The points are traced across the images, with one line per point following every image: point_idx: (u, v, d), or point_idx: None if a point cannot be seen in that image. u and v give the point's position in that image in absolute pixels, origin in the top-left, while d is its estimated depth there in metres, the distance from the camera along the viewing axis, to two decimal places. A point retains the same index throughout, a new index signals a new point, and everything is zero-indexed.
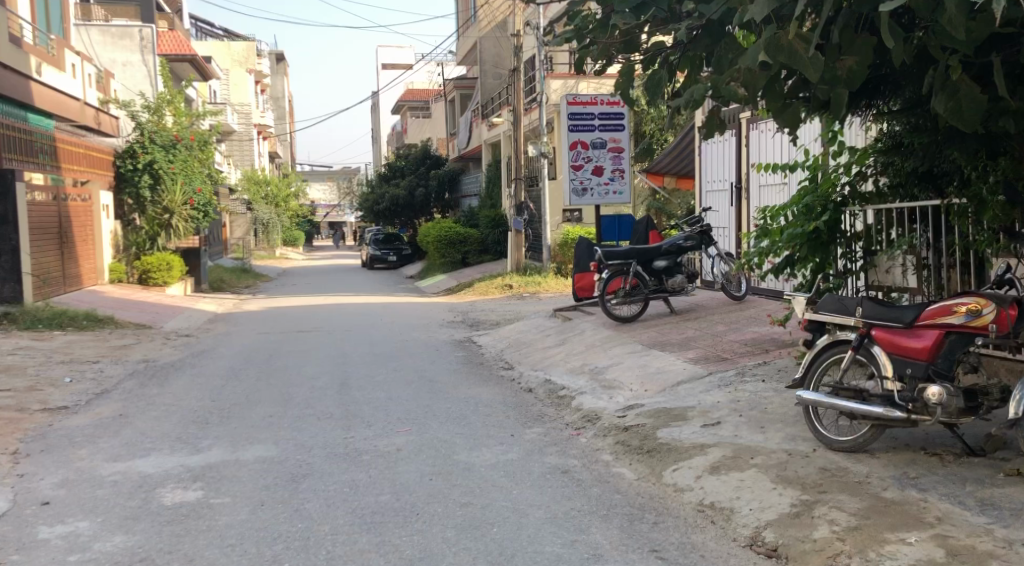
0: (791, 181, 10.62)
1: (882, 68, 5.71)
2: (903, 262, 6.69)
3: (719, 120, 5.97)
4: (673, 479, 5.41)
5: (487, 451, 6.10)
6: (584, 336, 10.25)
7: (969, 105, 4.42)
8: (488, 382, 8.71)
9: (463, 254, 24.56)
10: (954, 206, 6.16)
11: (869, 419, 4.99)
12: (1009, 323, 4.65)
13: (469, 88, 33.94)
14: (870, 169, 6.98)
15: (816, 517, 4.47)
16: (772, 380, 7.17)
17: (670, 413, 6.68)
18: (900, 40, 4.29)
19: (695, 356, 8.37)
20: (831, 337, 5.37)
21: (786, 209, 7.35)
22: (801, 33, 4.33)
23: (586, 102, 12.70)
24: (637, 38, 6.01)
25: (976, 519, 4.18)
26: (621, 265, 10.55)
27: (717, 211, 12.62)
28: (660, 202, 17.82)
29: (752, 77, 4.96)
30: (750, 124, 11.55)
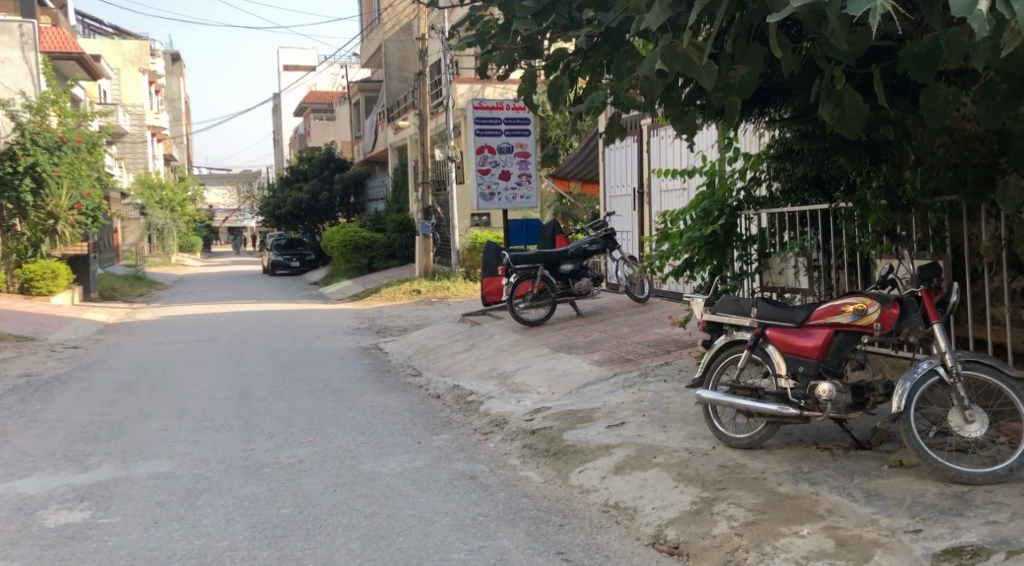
0: (690, 186, 10.94)
1: (773, 77, 5.95)
2: (796, 264, 6.89)
3: (620, 127, 6.07)
4: (579, 480, 5.48)
5: (393, 460, 6.03)
6: (492, 341, 10.27)
7: (852, 114, 4.65)
8: (395, 389, 8.62)
9: (370, 259, 24.25)
10: (842, 210, 6.36)
11: (764, 416, 5.17)
12: (891, 321, 4.86)
13: (375, 91, 33.62)
14: (764, 174, 7.35)
15: (716, 513, 4.59)
16: (674, 380, 7.35)
17: (576, 415, 6.75)
18: (789, 50, 4.45)
19: (600, 358, 8.49)
20: (728, 337, 5.51)
21: (686, 214, 7.66)
22: (694, 42, 4.44)
23: (493, 107, 12.62)
24: (538, 45, 6.07)
25: (863, 510, 4.37)
26: (529, 269, 10.62)
27: (622, 216, 12.83)
28: (567, 207, 18.05)
29: (650, 85, 5.10)
30: (650, 130, 11.83)
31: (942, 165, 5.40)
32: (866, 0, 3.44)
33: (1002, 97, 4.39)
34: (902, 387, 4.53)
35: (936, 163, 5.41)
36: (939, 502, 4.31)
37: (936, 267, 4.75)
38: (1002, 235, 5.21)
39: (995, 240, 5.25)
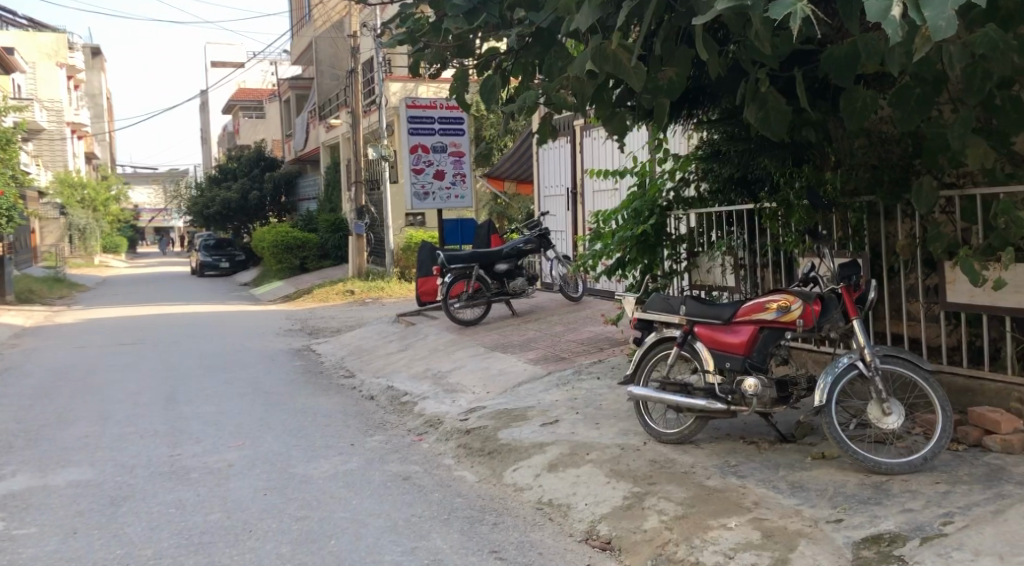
0: (622, 186, 11.08)
1: (700, 79, 6.07)
2: (723, 263, 7.09)
3: (552, 127, 6.11)
4: (513, 479, 5.50)
5: (325, 462, 5.96)
6: (427, 341, 10.22)
7: (775, 117, 4.81)
8: (327, 391, 8.52)
9: (302, 260, 23.87)
10: (766, 210, 6.40)
11: (692, 411, 5.28)
12: (813, 317, 4.98)
13: (306, 88, 33.14)
14: (692, 175, 7.42)
15: (647, 508, 4.66)
16: (607, 377, 7.43)
17: (510, 414, 6.77)
18: (715, 53, 4.55)
19: (535, 357, 8.52)
20: (658, 334, 5.60)
21: (617, 214, 7.72)
22: (624, 43, 4.50)
23: (426, 106, 12.52)
24: (470, 44, 6.07)
25: (787, 501, 4.49)
26: (463, 269, 10.59)
27: (556, 215, 12.91)
28: (501, 207, 18.08)
29: (581, 85, 5.15)
30: (583, 131, 11.94)
31: (861, 166, 5.58)
32: (787, 5, 3.54)
33: (916, 100, 4.57)
34: (823, 382, 4.67)
35: (856, 164, 5.59)
36: (859, 492, 4.46)
37: (856, 265, 4.92)
38: (916, 234, 5.41)
39: (911, 239, 5.45)
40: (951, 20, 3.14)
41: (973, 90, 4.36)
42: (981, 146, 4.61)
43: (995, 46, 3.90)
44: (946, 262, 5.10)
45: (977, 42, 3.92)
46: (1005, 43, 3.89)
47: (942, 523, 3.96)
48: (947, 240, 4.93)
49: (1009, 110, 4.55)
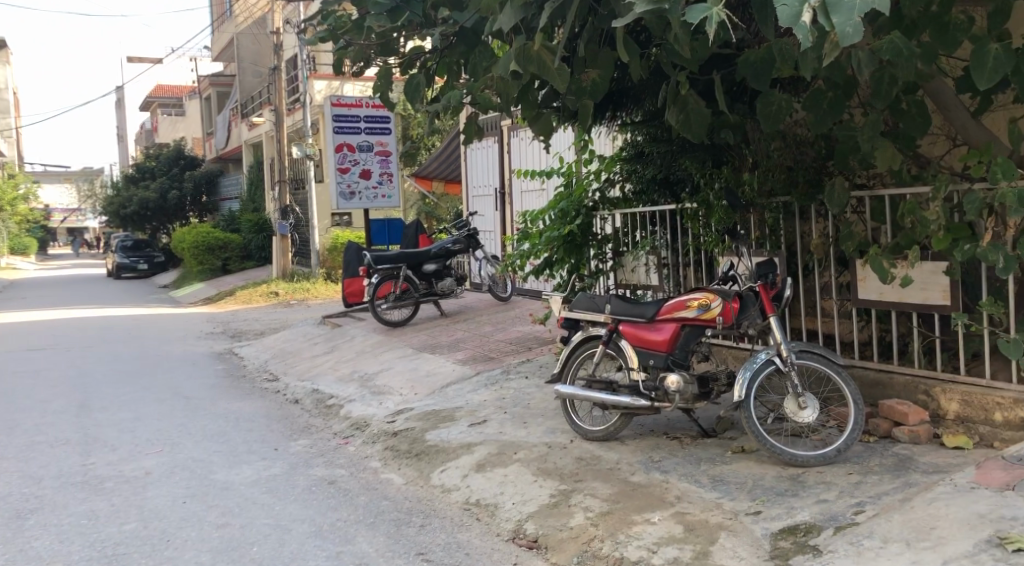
0: (549, 186, 11.15)
1: (623, 81, 6.17)
2: (647, 261, 7.19)
3: (478, 126, 6.11)
4: (440, 480, 5.48)
5: (247, 468, 5.83)
6: (353, 343, 10.10)
7: (696, 119, 4.92)
8: (251, 395, 8.33)
9: (224, 261, 23.32)
10: (688, 210, 6.60)
11: (617, 409, 5.35)
12: (732, 315, 5.13)
13: (227, 85, 32.39)
14: (617, 176, 7.54)
15: (573, 506, 4.71)
16: (534, 376, 7.47)
17: (438, 415, 6.74)
18: (637, 56, 4.62)
19: (463, 357, 8.52)
20: (584, 333, 5.66)
21: (544, 214, 7.82)
22: (547, 45, 4.52)
23: (351, 104, 12.18)
24: (393, 42, 5.99)
25: (709, 495, 4.59)
26: (391, 270, 10.48)
27: (484, 215, 12.92)
28: (430, 207, 17.97)
29: (505, 86, 5.16)
30: (510, 131, 11.95)
31: (776, 168, 5.73)
32: (703, 9, 3.60)
33: (828, 103, 4.74)
34: (742, 377, 4.79)
35: (771, 166, 5.72)
36: (776, 485, 4.59)
37: (773, 264, 5.07)
38: (829, 233, 5.59)
39: (823, 238, 5.62)
40: (859, 26, 3.26)
41: (881, 94, 4.52)
42: (889, 149, 4.80)
43: (899, 53, 4.07)
44: (857, 260, 5.29)
45: (883, 47, 4.09)
46: (909, 50, 4.06)
47: (853, 513, 4.11)
48: (858, 239, 5.12)
49: (914, 114, 4.75)
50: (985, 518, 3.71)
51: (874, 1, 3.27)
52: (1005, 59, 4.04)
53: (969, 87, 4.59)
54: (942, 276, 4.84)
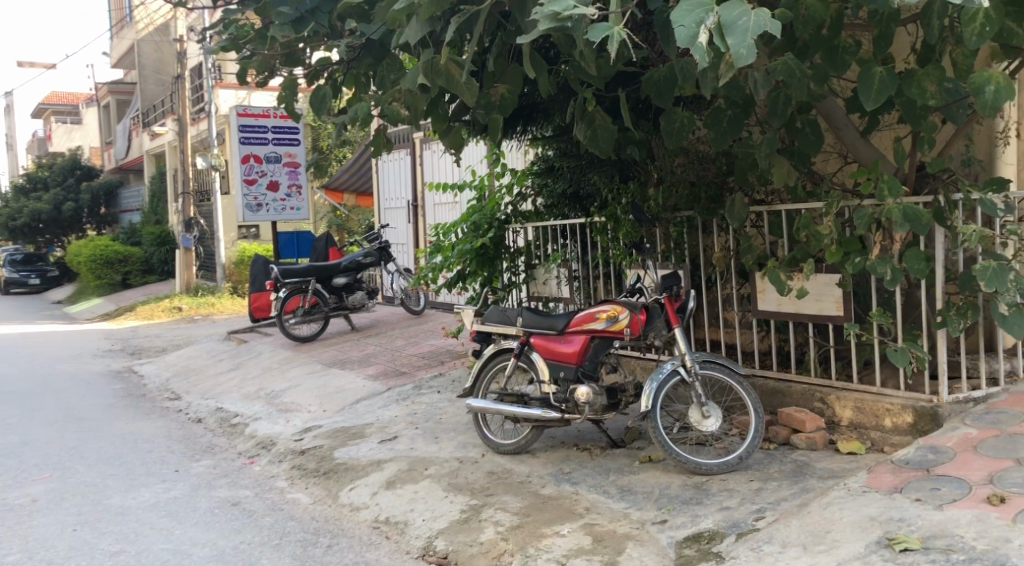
0: (462, 199, 11.16)
1: (532, 96, 6.24)
2: (558, 274, 7.22)
3: (387, 138, 6.05)
4: (349, 498, 5.37)
5: (145, 492, 5.60)
6: (260, 359, 9.86)
7: (603, 134, 5.02)
8: (150, 416, 8.02)
9: (123, 275, 22.45)
10: (596, 223, 6.71)
11: (528, 421, 5.38)
12: (640, 327, 5.18)
13: (127, 94, 31.28)
14: (529, 190, 7.72)
15: (483, 521, 4.69)
16: (446, 391, 7.44)
17: (347, 432, 6.63)
18: (544, 70, 4.66)
19: (374, 372, 8.40)
20: (496, 346, 5.67)
21: (457, 227, 7.92)
22: (455, 58, 4.52)
23: (258, 114, 11.44)
24: (299, 53, 5.91)
25: (617, 506, 4.65)
26: (299, 284, 10.25)
27: (396, 228, 12.83)
28: (340, 219, 17.67)
29: (413, 98, 5.13)
30: (423, 143, 11.91)
31: (680, 183, 5.91)
32: (605, 28, 3.68)
33: (727, 122, 4.89)
34: (649, 388, 4.86)
35: (675, 181, 5.92)
36: (682, 493, 4.68)
37: (677, 276, 5.15)
38: (729, 246, 5.78)
39: (725, 251, 5.79)
40: (752, 48, 3.37)
41: (777, 114, 4.70)
42: (785, 166, 4.98)
43: (793, 74, 4.26)
44: (757, 272, 5.47)
45: (777, 69, 4.27)
46: (801, 71, 4.25)
47: (754, 519, 4.23)
48: (757, 252, 5.30)
49: (808, 132, 4.94)
50: (875, 520, 3.87)
51: (766, 24, 3.41)
52: (888, 81, 4.25)
53: (857, 108, 4.81)
54: (835, 288, 5.03)
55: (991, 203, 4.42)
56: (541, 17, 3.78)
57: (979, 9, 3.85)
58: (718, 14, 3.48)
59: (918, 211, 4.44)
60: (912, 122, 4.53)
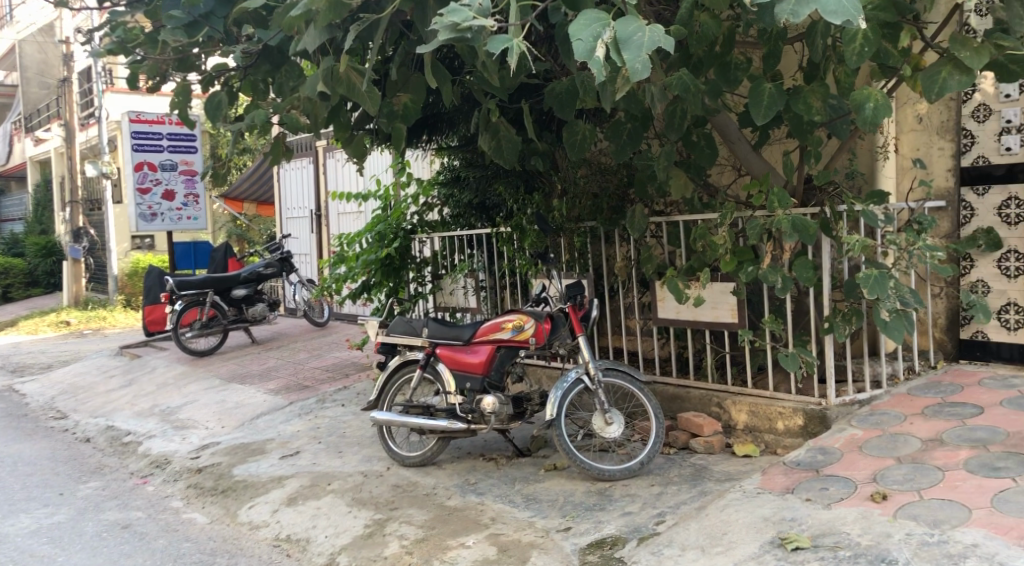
0: (367, 209, 11.04)
1: (437, 106, 6.22)
2: (465, 284, 7.20)
3: (286, 146, 5.93)
4: (248, 517, 5.20)
5: (26, 518, 5.30)
6: (154, 375, 9.48)
7: (507, 145, 5.08)
8: (33, 437, 7.60)
9: (4, 288, 21.27)
10: (503, 233, 6.73)
11: (434, 433, 5.35)
12: (545, 335, 5.22)
13: (8, 97, 29.68)
14: (435, 200, 7.76)
15: (387, 535, 4.63)
16: (351, 404, 7.31)
17: (247, 448, 6.44)
18: (447, 80, 4.66)
19: (276, 386, 8.19)
20: (401, 357, 5.60)
21: (361, 236, 7.74)
22: (355, 67, 4.49)
23: (152, 120, 10.99)
24: (192, 58, 5.70)
25: (522, 515, 4.66)
26: (195, 296, 9.89)
27: (299, 237, 12.57)
28: (240, 229, 17.20)
29: (312, 106, 5.05)
30: (326, 152, 11.73)
31: (583, 194, 6.02)
32: (504, 40, 3.71)
33: (627, 134, 5.00)
34: (554, 396, 4.90)
35: (579, 192, 6.02)
36: (585, 500, 4.73)
37: (580, 286, 5.20)
38: (631, 255, 5.87)
39: (627, 260, 5.89)
40: (646, 63, 3.46)
41: (674, 127, 4.83)
42: (682, 178, 5.14)
43: (687, 88, 4.40)
44: (657, 281, 5.60)
45: (673, 84, 4.39)
46: (695, 86, 4.40)
47: (655, 523, 4.31)
48: (657, 262, 5.44)
49: (704, 145, 5.09)
50: (769, 521, 4.00)
51: (660, 40, 3.50)
52: (777, 97, 4.44)
53: (748, 123, 4.99)
54: (729, 296, 5.20)
55: (872, 215, 4.65)
56: (440, 28, 3.78)
57: (858, 30, 4.07)
58: (614, 30, 3.55)
59: (806, 222, 4.63)
60: (799, 137, 4.74)
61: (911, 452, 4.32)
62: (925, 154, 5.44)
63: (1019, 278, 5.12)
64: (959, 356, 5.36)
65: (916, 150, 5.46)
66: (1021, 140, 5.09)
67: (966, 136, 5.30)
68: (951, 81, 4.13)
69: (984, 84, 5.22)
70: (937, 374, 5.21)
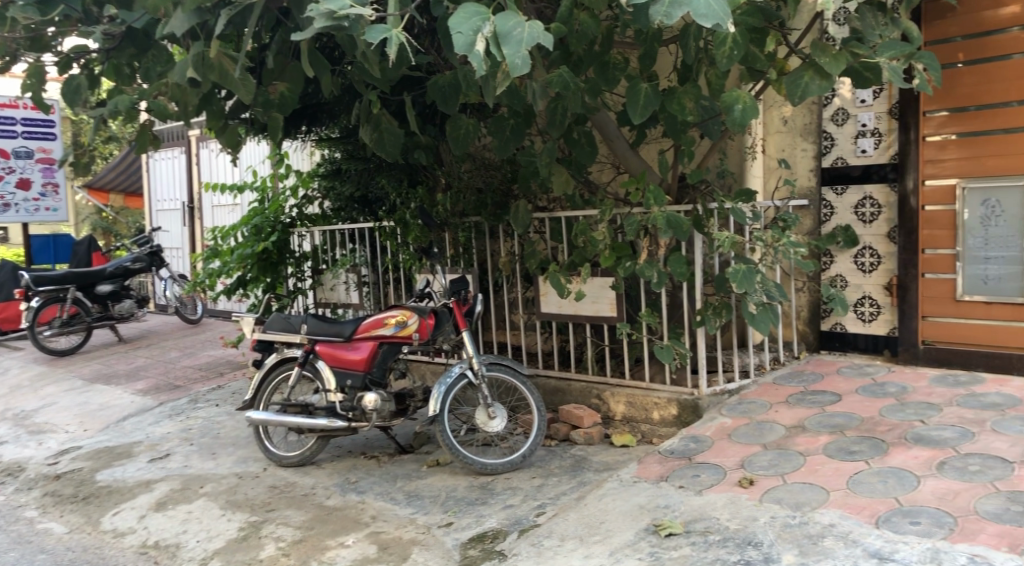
0: (243, 201, 10.70)
1: (316, 96, 6.08)
2: (346, 279, 7.08)
3: (154, 135, 5.66)
4: (112, 524, 4.91)
5: None
6: (8, 377, 8.86)
7: (390, 138, 5.03)
8: None
9: None
10: (384, 228, 6.64)
11: (313, 431, 5.24)
12: (428, 331, 5.19)
13: None
14: (315, 193, 7.53)
15: (263, 537, 4.50)
16: (225, 404, 7.07)
17: (111, 452, 6.11)
18: (325, 70, 4.59)
19: (144, 387, 7.81)
20: (279, 355, 5.45)
21: (236, 230, 7.51)
22: (227, 52, 4.34)
23: (4, 104, 10.08)
24: (47, 37, 5.33)
25: (403, 512, 4.62)
26: (54, 292, 9.30)
27: (170, 231, 12.04)
28: (106, 222, 16.32)
29: (181, 92, 4.84)
30: (199, 142, 11.28)
31: (467, 189, 6.00)
32: (382, 30, 3.66)
33: (510, 130, 5.03)
34: (437, 392, 4.87)
35: (463, 187, 6.00)
36: (467, 495, 4.74)
37: (464, 281, 5.19)
38: (514, 251, 5.92)
39: (511, 256, 5.94)
40: (526, 59, 3.49)
41: (555, 125, 4.89)
42: (563, 175, 5.24)
43: (567, 86, 4.46)
44: (540, 276, 5.66)
45: (553, 81, 4.43)
46: (575, 84, 4.46)
47: (535, 515, 4.37)
48: (540, 257, 5.50)
49: (584, 143, 5.18)
50: (644, 508, 4.12)
51: (539, 36, 3.54)
52: (652, 97, 4.57)
53: (626, 121, 5.12)
54: (609, 290, 5.31)
55: (740, 212, 4.85)
56: (316, 15, 3.69)
57: (728, 34, 4.23)
58: (494, 24, 3.56)
59: (680, 219, 4.78)
60: (674, 136, 4.89)
61: (775, 438, 4.54)
62: (789, 156, 5.73)
63: (873, 274, 5.44)
64: (820, 347, 5.69)
65: (781, 151, 5.75)
66: (874, 144, 5.40)
67: (827, 139, 5.59)
68: (812, 85, 4.36)
69: (842, 90, 5.50)
70: (800, 364, 5.49)
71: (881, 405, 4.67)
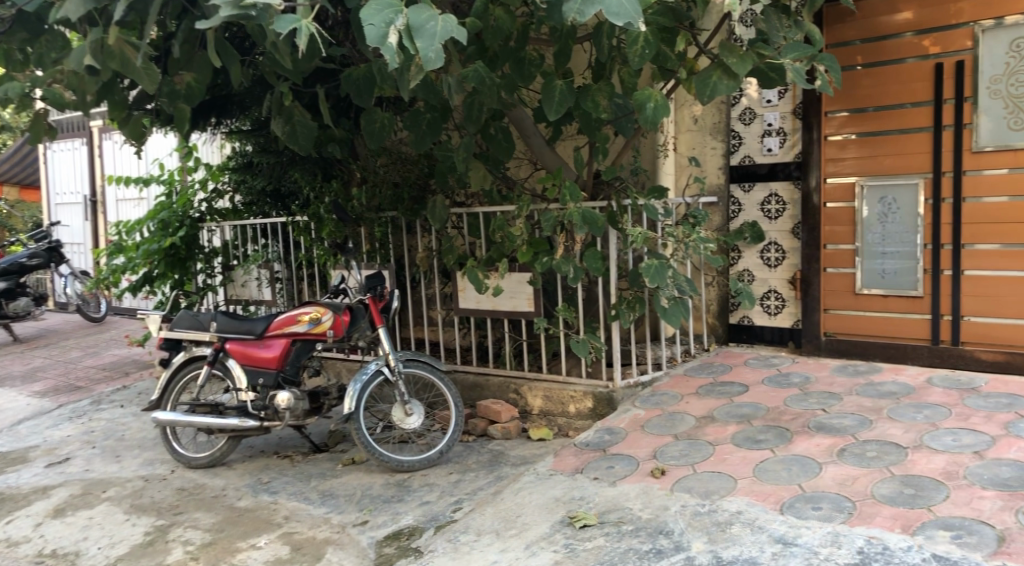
0: (149, 196, 10.36)
1: (226, 87, 5.90)
2: (258, 276, 6.92)
3: (49, 124, 5.38)
4: (5, 532, 4.67)
5: None
6: None
7: (302, 131, 4.93)
8: None
9: None
10: (297, 223, 6.51)
11: (224, 431, 5.11)
12: (343, 328, 5.07)
13: None
14: (225, 186, 7.34)
15: (170, 541, 4.36)
16: (131, 405, 6.82)
17: (6, 457, 5.82)
18: (234, 60, 4.45)
19: (42, 388, 7.46)
20: (187, 354, 5.29)
21: (141, 225, 7.25)
22: (128, 39, 4.18)
23: None
24: None
25: (317, 511, 4.55)
26: None
27: (70, 226, 11.54)
28: None
29: (80, 81, 4.62)
30: (102, 133, 10.84)
31: (383, 184, 5.94)
32: (291, 20, 3.59)
33: (426, 124, 5.00)
34: (352, 390, 4.81)
35: (378, 181, 5.95)
36: (383, 492, 4.69)
37: (380, 276, 5.14)
38: (432, 246, 5.89)
39: (428, 251, 5.87)
40: (439, 53, 3.47)
41: (471, 120, 4.89)
42: (480, 170, 5.24)
43: (482, 81, 4.45)
44: (458, 272, 5.65)
45: (468, 76, 4.43)
46: (490, 80, 4.46)
47: (451, 511, 4.36)
48: (457, 252, 5.48)
49: (500, 139, 5.17)
50: (559, 501, 4.16)
51: (452, 30, 3.52)
52: (567, 94, 4.60)
53: (541, 118, 5.16)
54: (526, 286, 5.34)
55: (653, 208, 4.95)
56: (221, 3, 3.61)
57: (639, 33, 4.30)
58: (407, 17, 3.53)
59: (595, 215, 4.84)
60: (588, 133, 4.95)
61: (686, 429, 4.65)
62: (699, 153, 5.88)
63: (778, 268, 5.63)
64: (729, 340, 5.86)
65: (692, 149, 5.91)
66: (780, 143, 5.58)
67: (735, 138, 5.76)
68: (721, 85, 4.47)
69: (749, 90, 5.67)
70: (709, 356, 5.64)
71: (787, 395, 4.84)
